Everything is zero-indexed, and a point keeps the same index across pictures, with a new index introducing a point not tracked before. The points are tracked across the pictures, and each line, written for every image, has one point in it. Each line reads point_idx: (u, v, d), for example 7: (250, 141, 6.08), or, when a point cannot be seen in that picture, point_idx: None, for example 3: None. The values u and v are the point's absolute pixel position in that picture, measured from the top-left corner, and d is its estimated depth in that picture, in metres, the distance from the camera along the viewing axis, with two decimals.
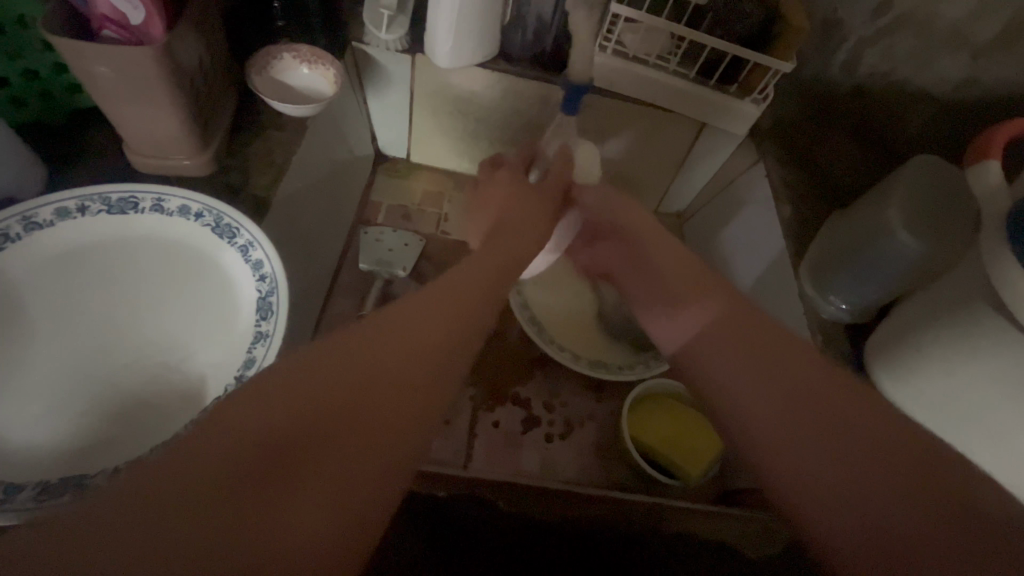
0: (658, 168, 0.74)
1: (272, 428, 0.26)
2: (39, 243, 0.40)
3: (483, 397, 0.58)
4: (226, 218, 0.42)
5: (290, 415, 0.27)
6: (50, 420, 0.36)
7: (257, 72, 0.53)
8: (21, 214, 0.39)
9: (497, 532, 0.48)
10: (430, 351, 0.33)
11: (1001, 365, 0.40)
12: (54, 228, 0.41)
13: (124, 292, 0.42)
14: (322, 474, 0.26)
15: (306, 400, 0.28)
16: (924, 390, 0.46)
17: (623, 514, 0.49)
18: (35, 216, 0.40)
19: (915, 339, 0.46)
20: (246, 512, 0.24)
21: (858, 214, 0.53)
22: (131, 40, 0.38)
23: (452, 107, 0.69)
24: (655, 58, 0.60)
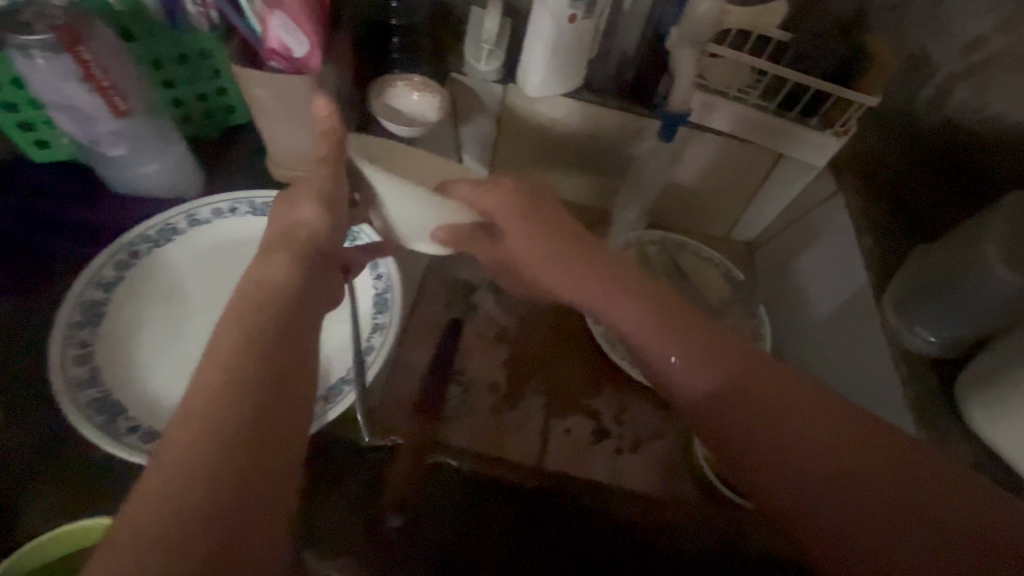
0: (732, 196, 0.75)
1: (205, 454, 0.29)
2: (199, 234, 0.53)
3: (554, 406, 0.60)
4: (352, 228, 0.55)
5: (193, 437, 0.30)
6: None
7: (375, 98, 0.60)
8: (188, 211, 0.52)
9: (564, 516, 0.53)
10: (272, 337, 0.36)
11: None
12: (210, 224, 0.53)
13: None
14: (257, 468, 0.31)
15: (208, 420, 0.31)
16: (1017, 428, 0.45)
17: (672, 516, 0.53)
18: (198, 214, 0.53)
19: (1009, 377, 0.45)
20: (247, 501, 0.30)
21: (948, 246, 0.52)
22: (291, 69, 0.45)
23: (535, 133, 0.74)
24: (736, 90, 0.63)
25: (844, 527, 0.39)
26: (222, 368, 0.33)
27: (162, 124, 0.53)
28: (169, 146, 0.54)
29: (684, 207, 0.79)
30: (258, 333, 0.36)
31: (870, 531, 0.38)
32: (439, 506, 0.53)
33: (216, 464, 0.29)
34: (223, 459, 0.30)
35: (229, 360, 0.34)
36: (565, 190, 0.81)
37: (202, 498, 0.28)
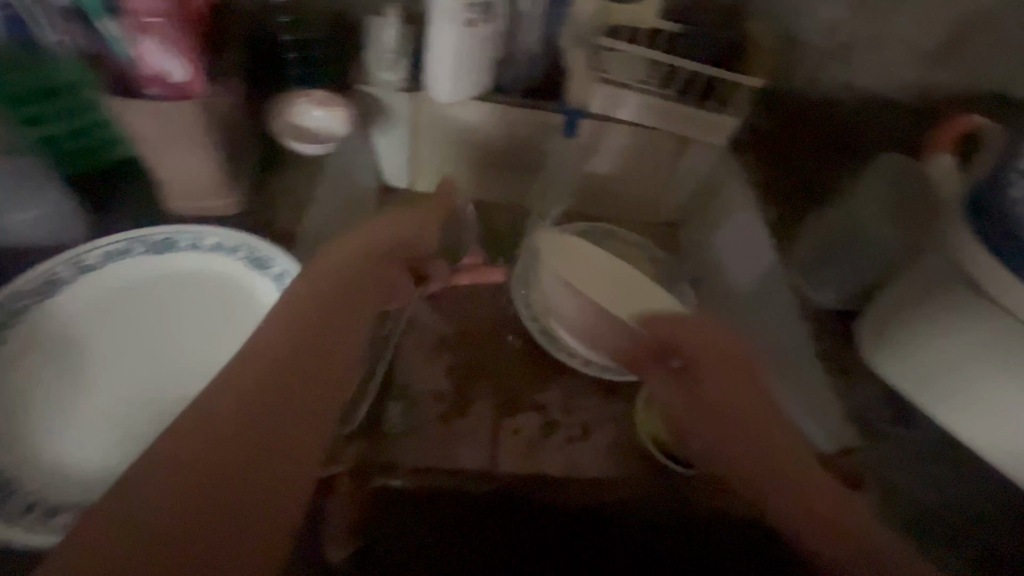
0: (651, 182, 0.77)
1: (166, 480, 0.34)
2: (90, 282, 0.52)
3: (503, 407, 0.60)
4: (251, 249, 0.54)
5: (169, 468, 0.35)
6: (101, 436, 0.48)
7: (277, 117, 0.58)
8: (74, 259, 0.51)
9: (500, 513, 0.51)
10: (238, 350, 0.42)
11: (975, 335, 0.45)
12: (102, 268, 0.53)
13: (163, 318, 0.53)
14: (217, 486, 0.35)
15: (206, 445, 0.36)
16: (922, 372, 0.50)
17: (614, 505, 0.52)
18: (85, 260, 0.52)
19: (914, 322, 0.49)
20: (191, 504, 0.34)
21: (834, 210, 0.60)
22: (174, 94, 0.43)
23: (453, 138, 0.73)
24: (637, 82, 0.66)
25: (744, 475, 0.47)
26: (235, 389, 0.40)
27: (36, 165, 0.49)
28: (47, 186, 0.50)
29: (606, 198, 0.80)
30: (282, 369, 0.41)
31: (777, 490, 0.45)
32: (388, 518, 0.51)
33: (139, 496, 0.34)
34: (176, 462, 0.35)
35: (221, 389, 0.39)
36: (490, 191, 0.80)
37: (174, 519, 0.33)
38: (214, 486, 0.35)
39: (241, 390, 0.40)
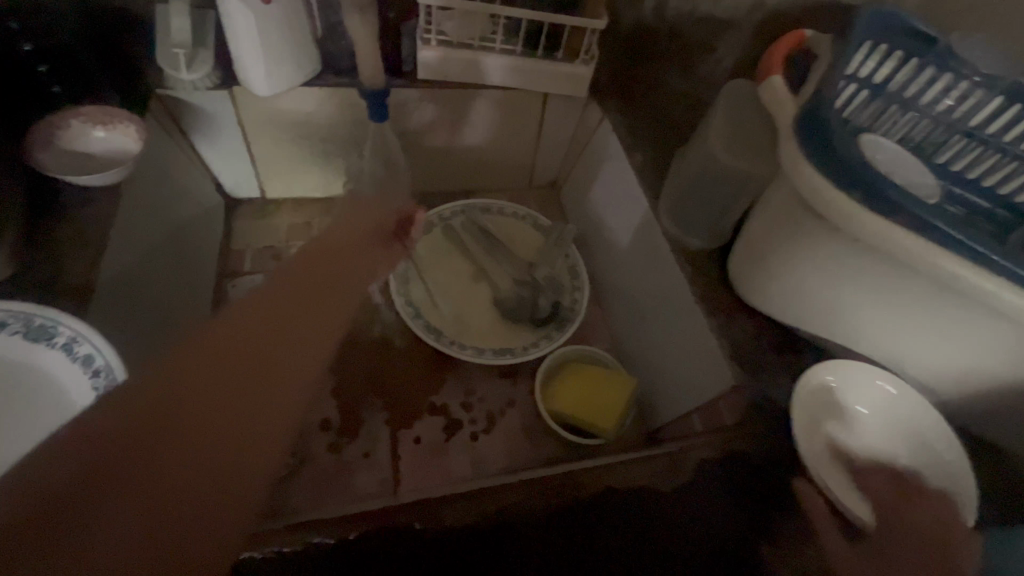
0: (521, 141, 0.73)
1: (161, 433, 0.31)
2: None
3: (399, 418, 0.57)
4: (35, 318, 0.38)
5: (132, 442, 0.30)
6: None
7: (43, 148, 0.48)
8: None
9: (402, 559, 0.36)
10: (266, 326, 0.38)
11: (852, 261, 0.42)
12: None
13: None
14: (211, 455, 0.32)
15: (192, 397, 0.32)
16: (817, 317, 0.47)
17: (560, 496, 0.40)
18: None
19: (783, 264, 0.46)
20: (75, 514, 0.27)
21: (692, 147, 0.57)
22: None
23: (292, 133, 0.64)
24: (480, 40, 0.61)
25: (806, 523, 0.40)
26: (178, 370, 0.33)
27: None
28: None
29: (479, 168, 0.76)
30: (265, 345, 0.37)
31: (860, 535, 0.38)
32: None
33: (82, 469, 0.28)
34: (105, 450, 0.29)
35: (221, 363, 0.35)
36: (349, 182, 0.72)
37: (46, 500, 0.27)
38: (151, 440, 0.30)
39: (252, 350, 0.36)
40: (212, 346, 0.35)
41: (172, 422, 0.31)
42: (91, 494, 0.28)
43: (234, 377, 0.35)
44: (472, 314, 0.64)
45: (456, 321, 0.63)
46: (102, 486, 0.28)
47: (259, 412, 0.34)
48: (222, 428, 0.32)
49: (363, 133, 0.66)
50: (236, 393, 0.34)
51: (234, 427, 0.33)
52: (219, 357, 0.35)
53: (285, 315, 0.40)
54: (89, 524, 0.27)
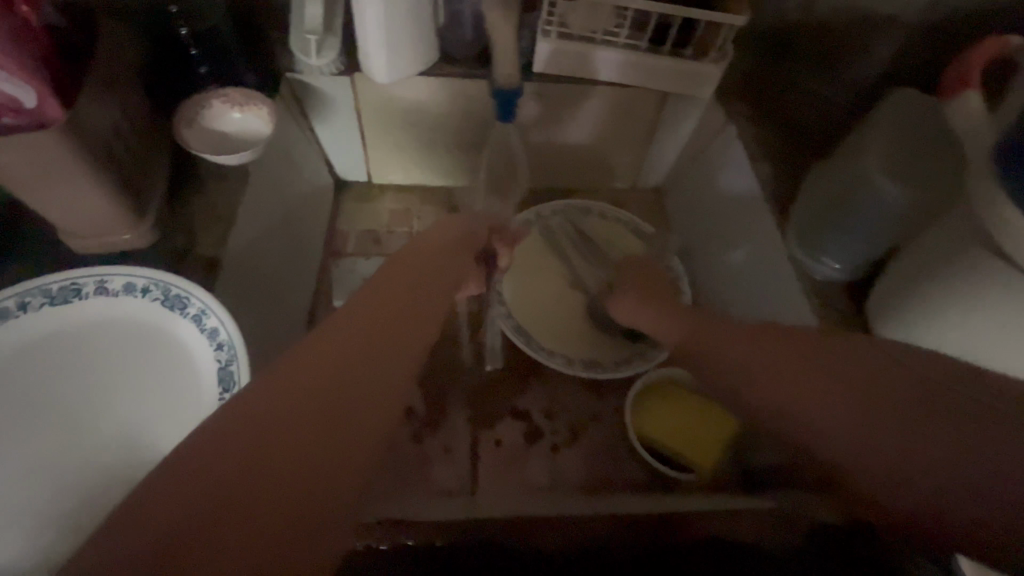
0: (630, 142, 0.69)
1: (290, 438, 0.30)
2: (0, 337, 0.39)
3: (480, 417, 0.56)
4: (173, 288, 0.41)
5: (268, 450, 0.30)
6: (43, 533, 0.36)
7: (186, 124, 0.50)
8: (20, 293, 0.39)
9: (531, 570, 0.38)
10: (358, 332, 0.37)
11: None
12: (33, 316, 0.40)
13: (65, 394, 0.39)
14: (336, 459, 0.31)
15: (294, 415, 0.31)
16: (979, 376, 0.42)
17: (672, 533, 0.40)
18: (31, 298, 0.39)
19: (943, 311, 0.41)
20: (225, 521, 0.27)
21: (839, 162, 0.50)
22: (30, 124, 0.35)
23: (403, 120, 0.65)
24: (602, 34, 0.57)
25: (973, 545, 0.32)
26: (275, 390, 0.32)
27: None
28: None
29: (582, 166, 0.73)
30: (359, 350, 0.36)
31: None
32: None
33: (230, 473, 0.28)
34: (222, 477, 0.28)
35: (338, 368, 0.35)
36: (450, 171, 0.72)
37: (201, 505, 0.27)
38: (261, 462, 0.29)
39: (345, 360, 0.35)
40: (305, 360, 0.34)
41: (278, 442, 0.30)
42: (239, 499, 0.28)
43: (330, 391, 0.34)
44: (567, 321, 0.62)
45: (547, 325, 0.61)
46: (247, 490, 0.28)
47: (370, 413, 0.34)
48: (342, 437, 0.32)
49: (471, 125, 0.65)
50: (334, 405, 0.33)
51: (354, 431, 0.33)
52: (314, 370, 0.34)
53: (379, 319, 0.40)
54: (239, 530, 0.27)
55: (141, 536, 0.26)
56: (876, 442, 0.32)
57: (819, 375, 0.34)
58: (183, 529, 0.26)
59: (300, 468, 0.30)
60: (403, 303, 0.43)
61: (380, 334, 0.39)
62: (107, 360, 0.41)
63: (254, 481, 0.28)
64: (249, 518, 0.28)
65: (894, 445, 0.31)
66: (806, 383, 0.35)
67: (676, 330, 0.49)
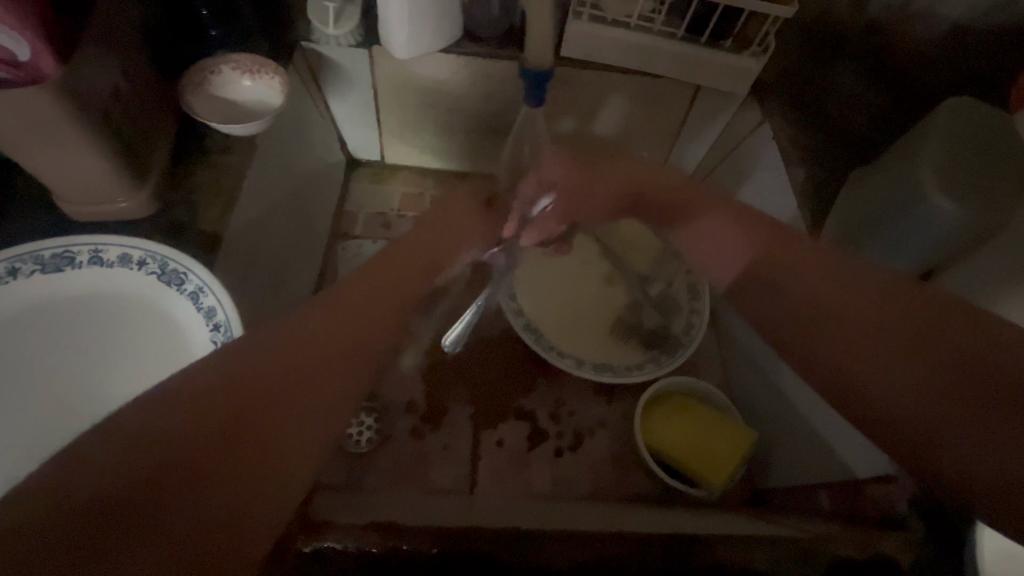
0: (656, 138, 0.66)
1: (249, 381, 0.29)
2: None
3: (483, 415, 0.54)
4: (171, 263, 0.38)
5: (182, 440, 0.26)
6: None
7: (194, 90, 0.48)
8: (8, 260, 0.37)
9: None
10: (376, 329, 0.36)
11: None
12: (21, 282, 0.38)
13: (55, 367, 0.38)
14: (297, 415, 0.30)
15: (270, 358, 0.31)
16: None
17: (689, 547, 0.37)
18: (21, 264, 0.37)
19: None
20: (121, 519, 0.23)
21: (887, 171, 0.47)
22: (24, 79, 0.33)
23: (421, 100, 0.62)
24: (637, 19, 0.54)
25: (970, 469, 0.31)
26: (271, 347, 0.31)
27: None
28: None
29: None
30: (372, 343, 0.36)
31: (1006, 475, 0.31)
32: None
33: (129, 465, 0.24)
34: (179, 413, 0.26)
35: (276, 355, 0.31)
36: (467, 156, 0.70)
37: (119, 483, 0.24)
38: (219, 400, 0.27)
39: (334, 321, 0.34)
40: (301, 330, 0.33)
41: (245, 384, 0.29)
42: (163, 471, 0.25)
43: (317, 349, 0.33)
44: (579, 321, 0.59)
45: (559, 323, 0.59)
46: (150, 483, 0.24)
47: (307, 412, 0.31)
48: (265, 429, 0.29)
49: (491, 108, 0.62)
50: (316, 367, 0.32)
51: (277, 428, 0.29)
52: (303, 327, 0.33)
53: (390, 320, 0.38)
54: (130, 527, 0.23)
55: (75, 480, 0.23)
56: (907, 386, 0.34)
57: (868, 323, 0.37)
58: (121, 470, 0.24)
59: (211, 460, 0.26)
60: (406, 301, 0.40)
61: (364, 334, 0.36)
62: (98, 334, 0.39)
63: (156, 471, 0.24)
64: (144, 516, 0.23)
65: (937, 402, 0.33)
66: (867, 334, 0.37)
67: (744, 274, 0.45)
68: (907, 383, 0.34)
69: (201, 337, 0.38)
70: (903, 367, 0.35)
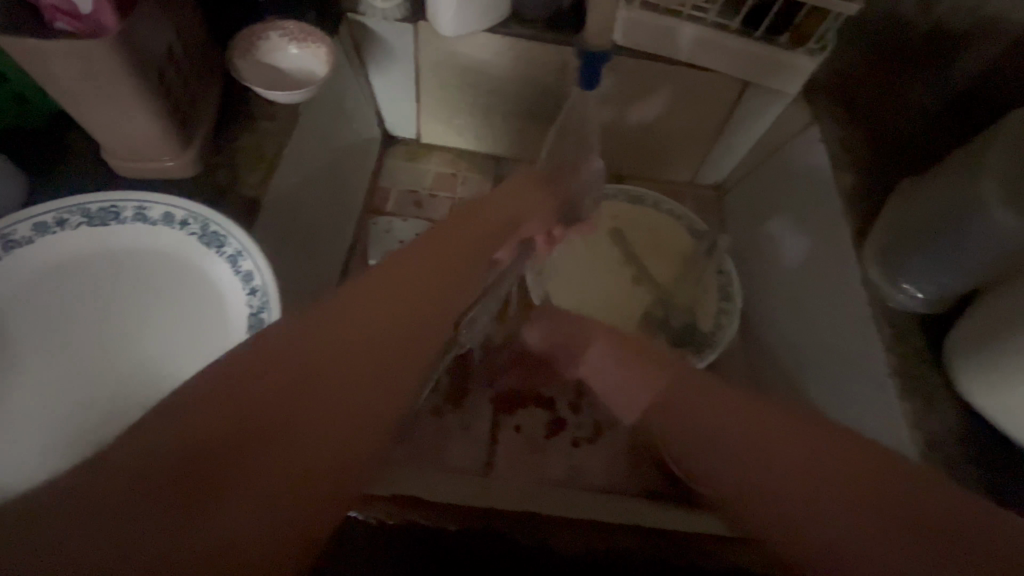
0: (697, 133, 0.65)
1: (332, 357, 0.29)
2: (36, 255, 0.38)
3: (503, 400, 0.55)
4: (212, 225, 0.39)
5: (265, 397, 0.26)
6: (60, 459, 0.35)
7: (242, 55, 0.48)
8: (58, 211, 0.38)
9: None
10: (414, 291, 0.35)
11: None
12: (65, 234, 0.38)
13: (99, 320, 0.39)
14: (368, 397, 0.30)
15: (354, 334, 0.31)
16: None
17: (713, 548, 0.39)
18: (69, 217, 0.38)
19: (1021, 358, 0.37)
20: (217, 495, 0.23)
21: (944, 180, 0.44)
22: (86, 31, 0.34)
23: (463, 79, 0.61)
24: (690, 8, 0.51)
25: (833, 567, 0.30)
26: (355, 313, 0.31)
27: None
28: None
29: (643, 152, 0.69)
30: (411, 304, 0.34)
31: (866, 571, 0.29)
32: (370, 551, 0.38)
33: (206, 435, 0.24)
34: (275, 391, 0.27)
35: (364, 314, 0.31)
36: (503, 140, 0.69)
37: (220, 455, 0.24)
38: (316, 381, 0.28)
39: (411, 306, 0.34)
40: (373, 296, 0.33)
41: (335, 356, 0.29)
42: (256, 444, 0.25)
43: (385, 324, 0.32)
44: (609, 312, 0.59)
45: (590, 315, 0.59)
46: (242, 454, 0.25)
47: (372, 380, 0.30)
48: (347, 406, 0.29)
49: (533, 91, 0.61)
50: (385, 340, 0.32)
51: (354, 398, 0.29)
52: (377, 302, 0.33)
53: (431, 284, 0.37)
54: (236, 501, 0.24)
55: (178, 434, 0.24)
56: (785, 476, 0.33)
57: (773, 453, 0.35)
58: (220, 436, 0.24)
59: (304, 429, 0.27)
60: (437, 269, 0.38)
61: (406, 291, 0.35)
62: (136, 289, 0.39)
63: (234, 453, 0.24)
64: (241, 490, 0.24)
65: (828, 505, 0.31)
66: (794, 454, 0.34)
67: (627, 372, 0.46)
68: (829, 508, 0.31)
69: (236, 300, 0.38)
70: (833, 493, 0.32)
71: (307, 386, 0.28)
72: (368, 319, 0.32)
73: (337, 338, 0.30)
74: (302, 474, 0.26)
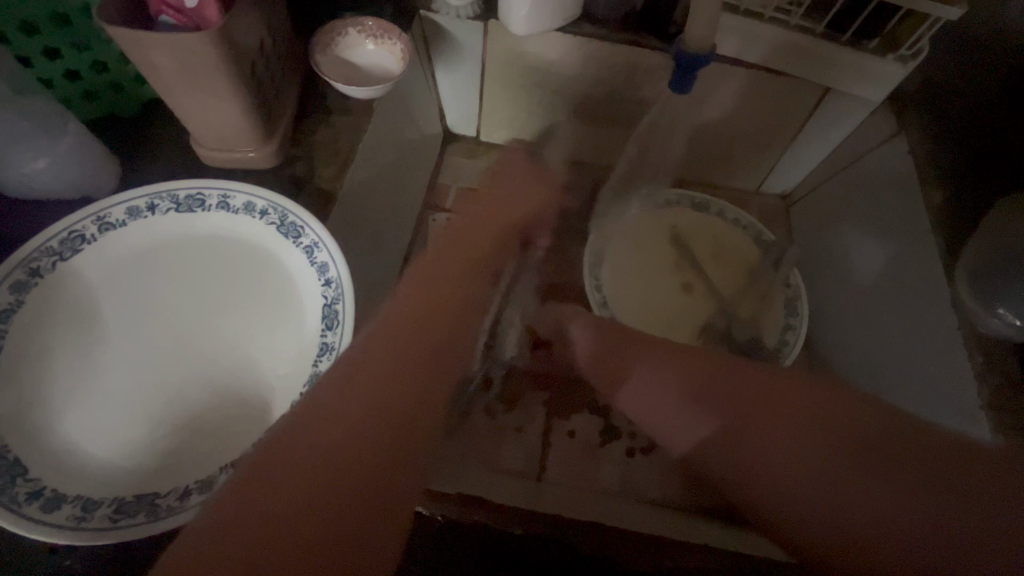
0: (768, 140, 0.63)
1: (347, 424, 0.30)
2: (129, 238, 0.40)
3: (557, 404, 0.54)
4: (290, 216, 0.40)
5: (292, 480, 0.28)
6: (141, 433, 0.36)
7: (321, 51, 0.48)
8: (150, 196, 0.40)
9: None
10: (410, 335, 0.36)
11: None
12: (154, 220, 0.40)
13: (182, 302, 0.40)
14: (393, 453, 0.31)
15: (364, 393, 0.32)
16: None
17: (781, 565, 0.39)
18: (159, 203, 0.40)
19: None
20: None
21: None
22: (189, 26, 0.35)
23: (529, 79, 0.61)
24: (774, 10, 0.49)
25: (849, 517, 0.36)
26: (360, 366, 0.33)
27: (43, 105, 0.38)
28: (54, 140, 0.38)
29: (707, 157, 0.67)
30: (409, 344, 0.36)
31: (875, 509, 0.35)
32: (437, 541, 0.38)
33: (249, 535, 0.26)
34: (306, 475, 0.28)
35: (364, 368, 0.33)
36: (563, 142, 0.68)
37: (265, 550, 0.25)
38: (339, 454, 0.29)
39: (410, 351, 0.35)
40: (374, 351, 0.34)
41: (352, 427, 0.30)
42: (298, 531, 0.26)
43: (396, 370, 0.34)
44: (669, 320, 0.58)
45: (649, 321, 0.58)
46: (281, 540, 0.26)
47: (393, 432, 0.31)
48: (371, 461, 0.30)
49: (600, 93, 0.60)
50: (396, 390, 0.33)
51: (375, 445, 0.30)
52: (380, 355, 0.34)
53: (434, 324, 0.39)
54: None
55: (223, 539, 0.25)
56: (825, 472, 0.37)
57: (782, 433, 0.39)
58: (262, 530, 0.26)
59: (340, 500, 0.28)
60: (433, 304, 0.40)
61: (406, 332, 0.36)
62: (217, 274, 0.41)
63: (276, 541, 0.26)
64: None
65: (828, 462, 0.37)
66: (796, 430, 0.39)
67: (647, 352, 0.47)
68: (832, 469, 0.37)
69: (311, 289, 0.39)
70: (831, 457, 0.38)
71: (334, 461, 0.29)
72: (374, 369, 0.33)
73: (346, 406, 0.31)
74: (349, 541, 0.27)
